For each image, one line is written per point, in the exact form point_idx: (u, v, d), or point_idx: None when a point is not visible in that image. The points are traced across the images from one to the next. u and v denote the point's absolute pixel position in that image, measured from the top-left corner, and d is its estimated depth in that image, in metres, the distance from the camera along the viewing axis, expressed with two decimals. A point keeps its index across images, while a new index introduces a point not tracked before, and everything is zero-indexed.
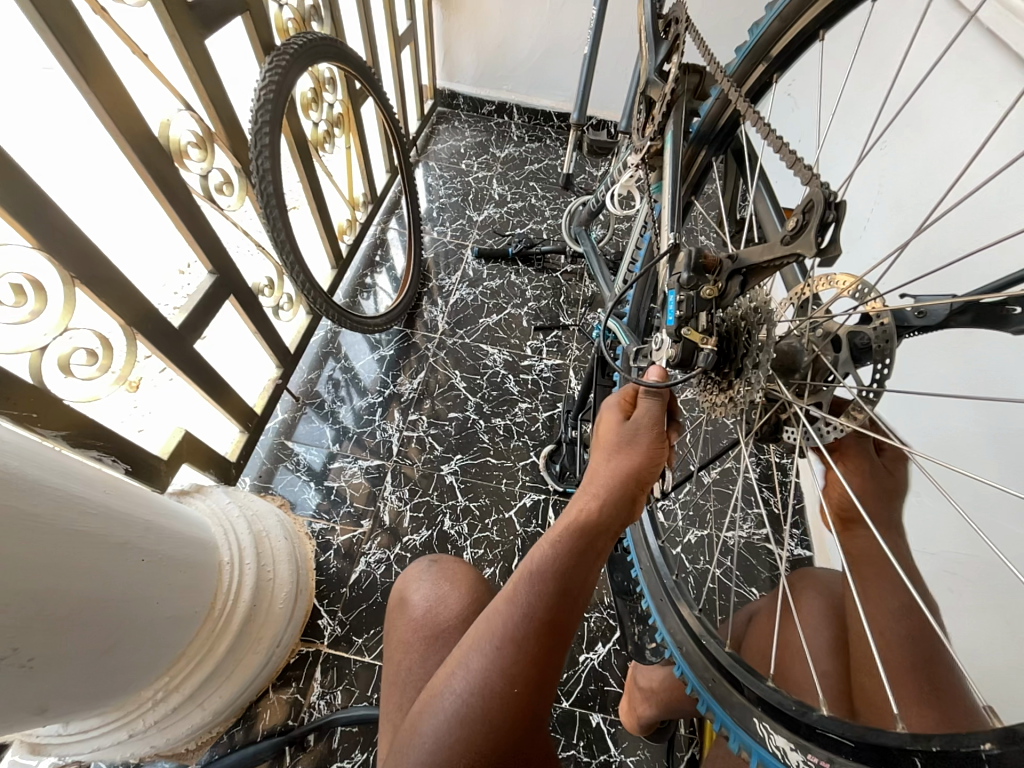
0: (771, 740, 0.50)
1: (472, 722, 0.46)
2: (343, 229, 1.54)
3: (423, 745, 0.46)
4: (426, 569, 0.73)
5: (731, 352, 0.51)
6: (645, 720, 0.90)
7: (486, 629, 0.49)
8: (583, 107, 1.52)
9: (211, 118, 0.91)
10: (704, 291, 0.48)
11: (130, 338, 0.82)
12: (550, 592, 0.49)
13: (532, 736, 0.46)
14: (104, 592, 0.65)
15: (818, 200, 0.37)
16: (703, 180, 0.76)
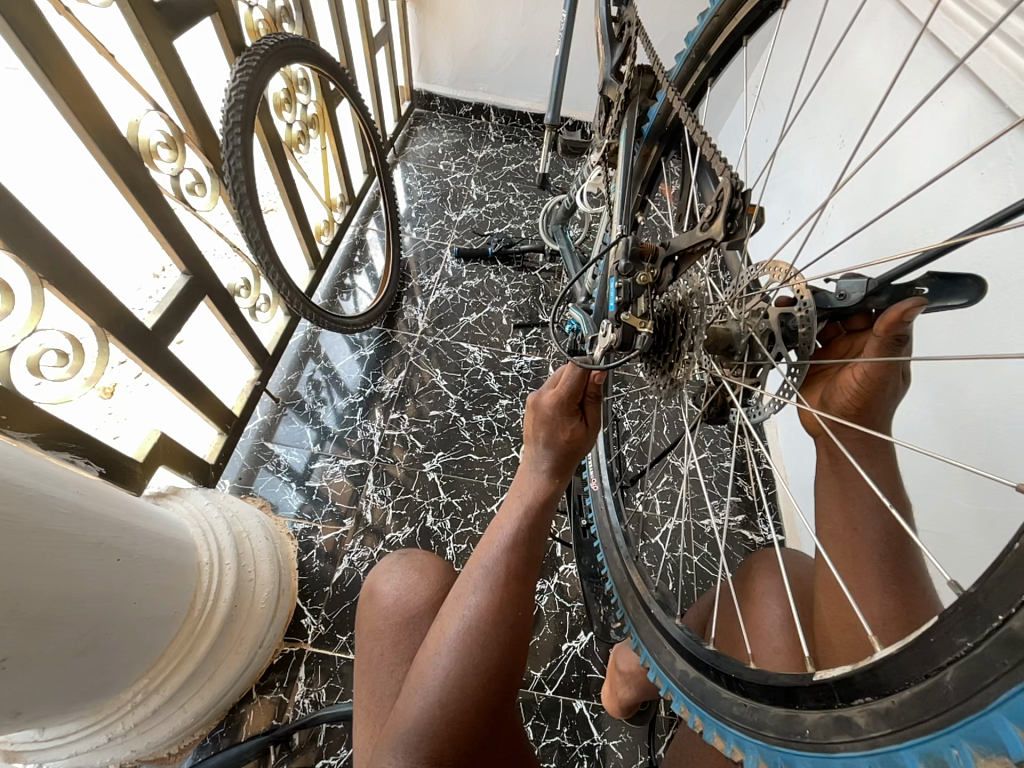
0: (674, 666, 0.53)
1: (487, 646, 0.52)
2: (320, 230, 1.54)
3: (435, 669, 0.51)
4: (397, 562, 0.75)
5: (670, 334, 0.55)
6: (625, 703, 0.92)
7: (489, 570, 0.57)
8: (557, 108, 1.55)
9: (181, 119, 0.92)
10: (639, 278, 0.51)
11: (101, 340, 0.82)
12: (532, 536, 0.60)
13: (524, 652, 0.55)
14: (78, 592, 0.65)
15: (728, 188, 0.40)
16: (653, 182, 0.79)
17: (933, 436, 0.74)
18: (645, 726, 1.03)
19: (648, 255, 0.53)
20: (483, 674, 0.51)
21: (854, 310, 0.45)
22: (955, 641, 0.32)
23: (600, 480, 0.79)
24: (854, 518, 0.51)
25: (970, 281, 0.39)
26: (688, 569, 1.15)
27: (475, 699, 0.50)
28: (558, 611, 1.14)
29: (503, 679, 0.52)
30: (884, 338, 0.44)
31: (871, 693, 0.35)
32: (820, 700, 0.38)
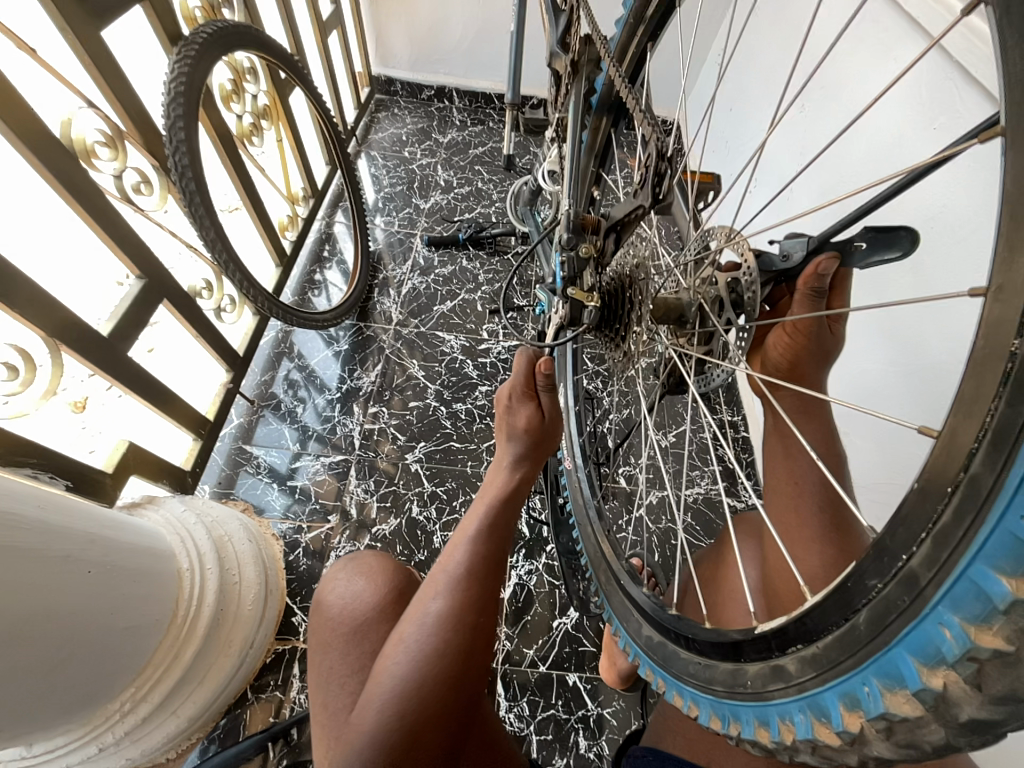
0: (642, 632, 0.54)
1: (447, 650, 0.53)
2: (285, 226, 1.51)
3: (391, 679, 0.51)
4: (345, 567, 0.74)
5: (619, 308, 0.56)
6: (623, 671, 0.95)
7: (450, 574, 0.58)
8: (518, 85, 1.52)
9: (120, 117, 0.88)
10: (583, 250, 0.52)
11: (54, 352, 0.80)
12: (495, 538, 0.62)
13: (485, 655, 0.55)
14: (48, 607, 0.64)
15: (654, 152, 0.40)
16: (608, 157, 0.77)
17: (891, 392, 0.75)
18: (637, 693, 1.06)
19: (590, 227, 0.53)
20: (443, 679, 0.51)
21: (797, 271, 0.45)
22: (868, 583, 0.32)
23: (573, 459, 0.80)
24: (795, 475, 0.52)
25: (903, 233, 0.39)
26: (673, 539, 1.17)
27: (434, 708, 0.50)
28: (547, 589, 1.16)
29: (463, 683, 0.52)
30: (808, 295, 0.46)
31: (800, 640, 0.36)
32: (760, 650, 0.39)
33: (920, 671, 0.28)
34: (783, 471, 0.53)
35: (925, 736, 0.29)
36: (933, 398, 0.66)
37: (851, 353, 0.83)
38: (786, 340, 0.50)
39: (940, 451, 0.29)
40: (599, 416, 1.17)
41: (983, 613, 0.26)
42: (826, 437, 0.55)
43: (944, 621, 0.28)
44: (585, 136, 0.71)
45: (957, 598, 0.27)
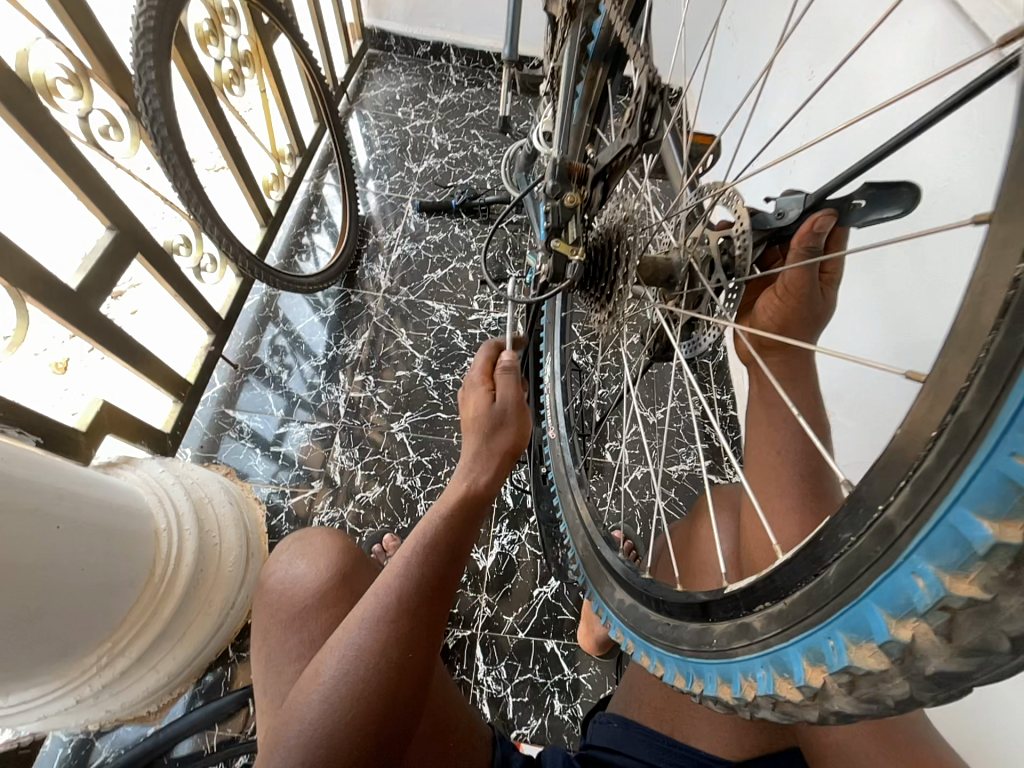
0: (614, 594, 0.55)
1: (366, 688, 0.48)
2: (269, 185, 1.44)
3: (304, 718, 0.48)
4: (292, 547, 0.73)
5: (605, 265, 0.54)
6: (602, 636, 0.96)
7: (372, 607, 0.52)
8: (516, 42, 1.44)
9: (85, 52, 0.82)
10: (567, 199, 0.49)
11: (18, 302, 0.76)
12: (438, 559, 0.54)
13: (415, 691, 0.50)
14: (14, 560, 0.62)
15: (645, 84, 0.38)
16: (603, 111, 0.73)
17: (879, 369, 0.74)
18: (613, 659, 1.08)
19: (576, 175, 0.50)
20: (356, 722, 0.47)
21: (791, 230, 0.43)
22: (841, 537, 0.32)
23: (557, 429, 0.79)
24: (776, 443, 0.53)
25: (904, 187, 0.37)
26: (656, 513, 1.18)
27: (344, 756, 0.46)
28: (529, 559, 1.17)
29: (383, 727, 0.48)
30: (802, 255, 0.44)
31: (769, 598, 0.36)
32: (728, 610, 0.39)
33: (888, 623, 0.28)
34: (765, 437, 0.53)
35: (887, 690, 0.28)
36: None
37: (842, 329, 0.82)
38: (779, 307, 0.48)
39: (925, 400, 0.28)
40: (588, 389, 1.16)
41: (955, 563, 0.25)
42: (813, 399, 0.54)
43: (917, 571, 0.27)
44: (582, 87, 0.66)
45: (933, 546, 0.26)
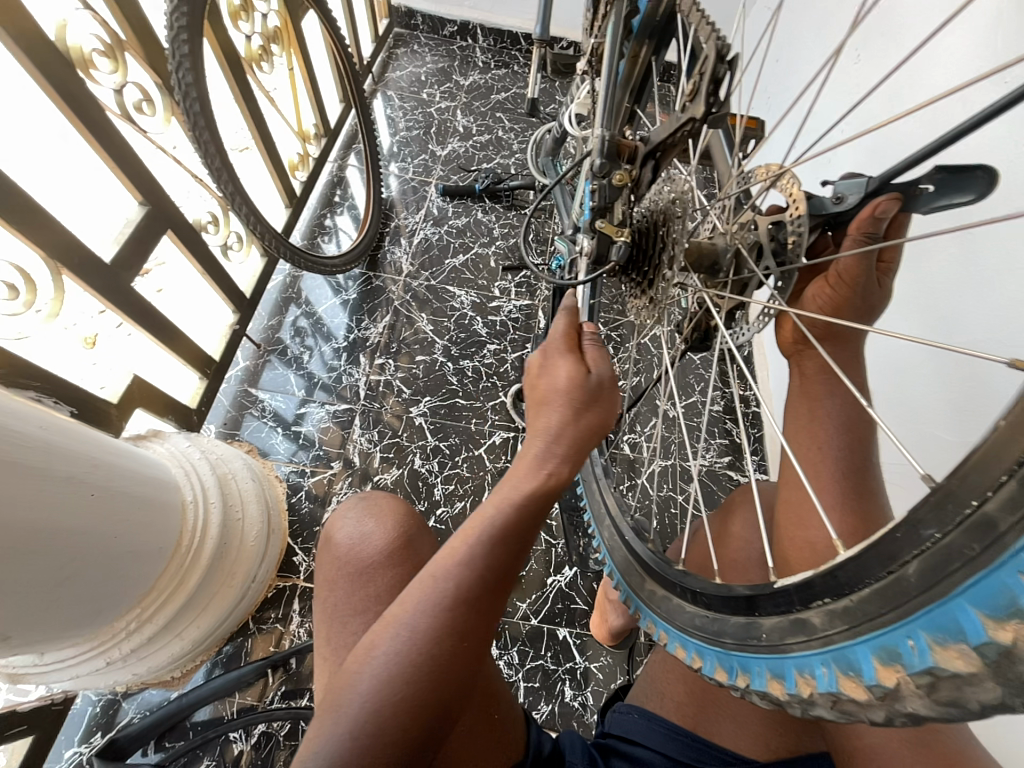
0: (645, 587, 0.54)
1: (419, 677, 0.46)
2: (295, 165, 1.44)
3: (354, 697, 0.46)
4: (355, 506, 0.74)
5: (649, 248, 0.53)
6: (614, 627, 0.96)
7: (432, 589, 0.49)
8: (547, 22, 1.40)
9: (120, 23, 0.82)
10: (616, 178, 0.48)
11: (56, 275, 0.78)
12: (502, 552, 0.51)
13: (465, 684, 0.48)
14: (52, 525, 0.64)
15: (711, 52, 0.37)
16: (642, 92, 0.71)
17: (919, 367, 0.71)
18: (625, 650, 1.08)
19: (625, 154, 0.50)
20: (412, 705, 0.45)
21: (850, 215, 0.41)
22: (922, 533, 0.31)
23: None
24: (819, 440, 0.50)
25: (981, 172, 0.34)
26: (673, 508, 1.17)
27: (392, 741, 0.44)
28: (544, 548, 1.17)
29: (432, 715, 0.46)
30: (861, 242, 0.42)
31: (828, 594, 0.35)
32: (779, 605, 0.38)
33: (984, 623, 0.27)
34: (805, 433, 0.51)
35: (974, 694, 0.27)
36: (966, 374, 0.63)
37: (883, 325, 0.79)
38: (830, 293, 0.46)
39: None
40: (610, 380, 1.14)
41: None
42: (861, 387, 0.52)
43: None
44: (625, 64, 0.64)
45: None
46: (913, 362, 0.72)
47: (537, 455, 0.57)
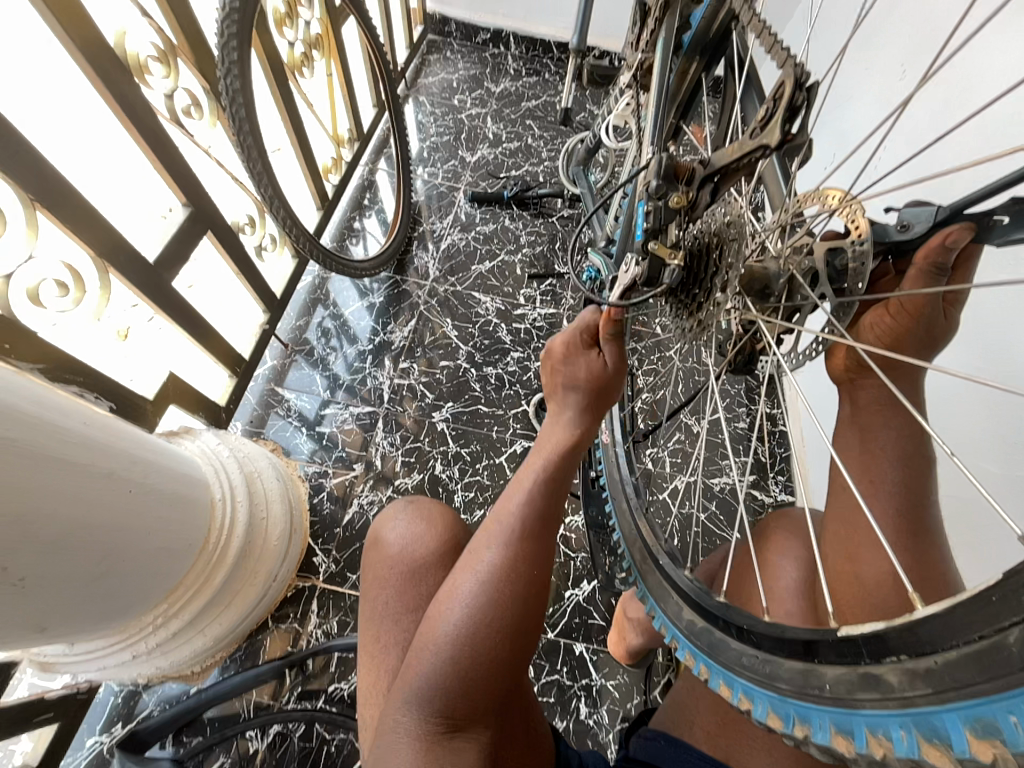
0: (681, 615, 0.53)
1: (502, 600, 0.53)
2: (328, 169, 1.47)
3: (447, 630, 0.52)
4: (403, 508, 0.74)
5: (700, 271, 0.52)
6: (632, 646, 0.94)
7: (501, 529, 0.58)
8: (584, 32, 1.40)
9: (173, 31, 0.84)
10: (673, 200, 0.47)
11: (103, 274, 0.80)
12: (552, 493, 0.60)
13: (541, 603, 0.56)
14: (93, 520, 0.66)
15: (791, 80, 0.37)
16: (688, 109, 0.71)
17: (970, 397, 0.69)
18: (642, 669, 1.06)
19: (683, 175, 0.48)
20: (500, 630, 0.52)
21: (916, 245, 0.40)
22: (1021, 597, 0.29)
23: (611, 434, 0.77)
24: (872, 470, 0.49)
25: None
26: (695, 526, 1.15)
27: (488, 657, 0.51)
28: (562, 560, 1.16)
29: (518, 632, 0.53)
30: (928, 271, 0.41)
31: (906, 651, 0.34)
32: (844, 655, 0.37)
33: None
34: (858, 464, 0.49)
35: None
36: None
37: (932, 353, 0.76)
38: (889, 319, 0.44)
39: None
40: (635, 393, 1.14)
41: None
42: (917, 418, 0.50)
43: None
44: (677, 78, 0.64)
45: None
46: (961, 393, 0.70)
47: (567, 423, 0.64)
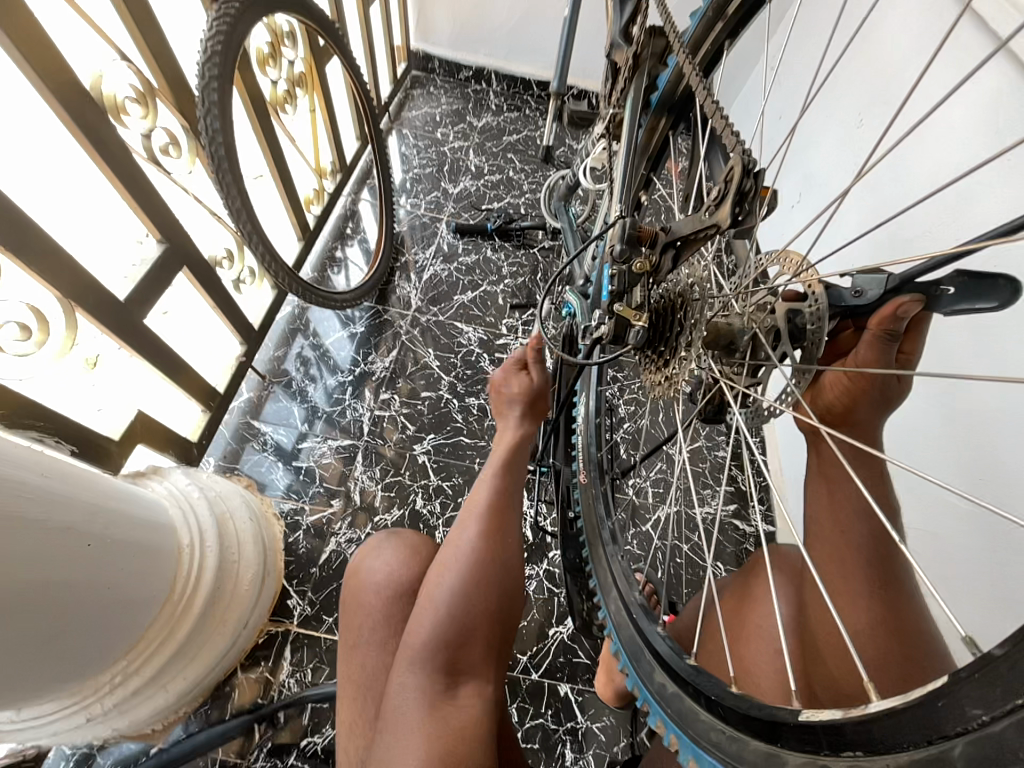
0: (655, 678, 0.52)
1: (483, 574, 0.62)
2: (310, 200, 1.47)
3: (438, 606, 0.60)
4: (386, 541, 0.72)
5: (665, 328, 0.52)
6: (620, 688, 0.92)
7: (472, 515, 0.67)
8: (563, 74, 1.46)
9: (153, 73, 0.84)
10: (636, 266, 0.48)
11: (69, 314, 0.77)
12: (509, 481, 0.71)
13: (515, 570, 0.66)
14: (46, 580, 0.62)
15: (738, 167, 0.37)
16: (660, 161, 0.74)
17: (937, 437, 0.71)
18: (629, 710, 1.04)
19: (646, 239, 0.48)
20: (486, 598, 0.61)
21: (867, 310, 0.42)
22: (968, 708, 0.30)
23: (589, 474, 0.77)
24: (842, 525, 0.50)
25: (1004, 281, 0.35)
26: (679, 558, 1.15)
27: (480, 621, 0.60)
28: (547, 596, 1.14)
29: (500, 598, 0.63)
30: (882, 336, 0.42)
31: (862, 747, 0.35)
32: (804, 742, 0.37)
33: None
34: (828, 517, 0.51)
35: None
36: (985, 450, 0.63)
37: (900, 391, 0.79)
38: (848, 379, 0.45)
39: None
40: (616, 424, 1.15)
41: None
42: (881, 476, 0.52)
43: None
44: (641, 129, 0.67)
45: None
46: (928, 432, 0.72)
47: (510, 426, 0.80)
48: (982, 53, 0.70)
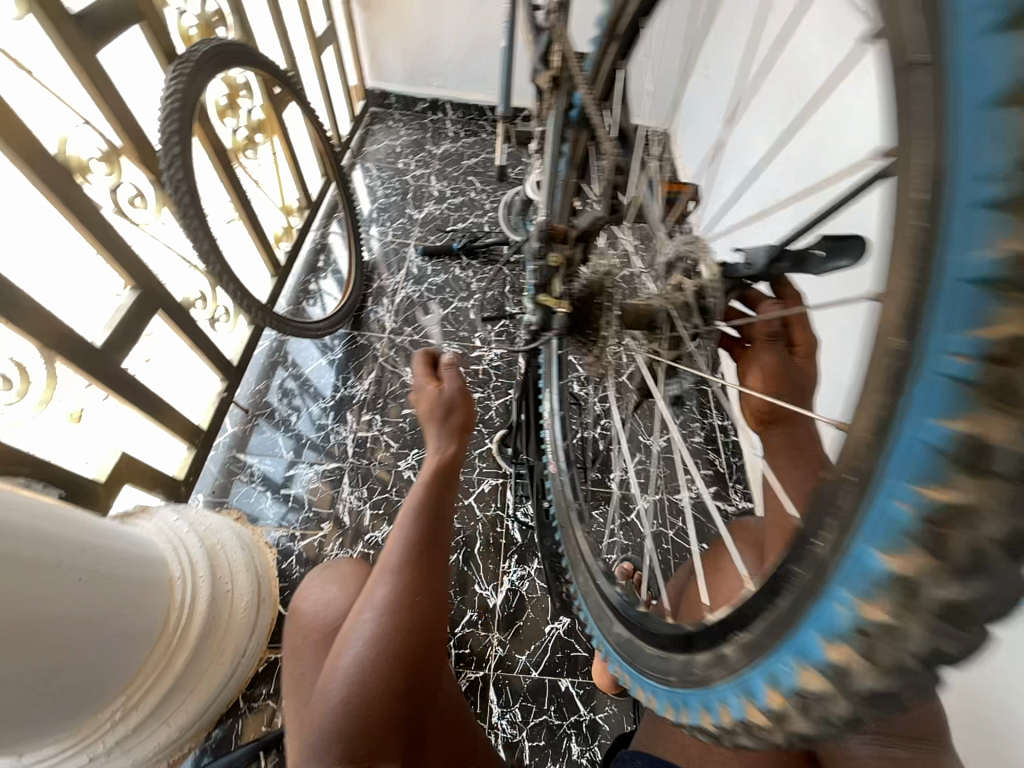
0: (614, 630, 0.55)
1: (391, 634, 0.55)
2: (279, 238, 1.53)
3: (340, 677, 0.53)
4: (316, 578, 0.76)
5: (589, 315, 0.62)
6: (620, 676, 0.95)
7: (385, 565, 0.61)
8: (508, 99, 1.55)
9: (117, 133, 0.91)
10: (553, 260, 0.64)
11: (49, 363, 0.81)
12: (428, 519, 0.64)
13: (434, 628, 0.58)
14: (40, 616, 0.64)
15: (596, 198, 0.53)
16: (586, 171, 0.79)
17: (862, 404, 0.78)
18: (629, 697, 1.06)
19: (560, 237, 0.64)
20: (395, 663, 0.53)
21: (759, 278, 0.46)
22: (788, 568, 0.31)
23: (557, 465, 0.81)
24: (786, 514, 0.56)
25: (853, 241, 0.41)
26: (665, 542, 1.19)
27: (388, 694, 0.52)
28: (540, 594, 1.17)
29: (415, 662, 0.54)
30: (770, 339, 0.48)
31: (738, 627, 0.36)
32: (711, 641, 0.39)
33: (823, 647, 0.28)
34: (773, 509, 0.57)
35: None
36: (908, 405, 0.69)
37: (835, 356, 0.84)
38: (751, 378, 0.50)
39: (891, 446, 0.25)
40: (590, 422, 1.21)
41: (908, 613, 0.24)
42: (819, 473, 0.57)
43: (838, 599, 0.27)
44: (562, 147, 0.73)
45: (849, 576, 0.26)
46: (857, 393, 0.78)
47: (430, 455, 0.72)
48: (858, 47, 0.79)
